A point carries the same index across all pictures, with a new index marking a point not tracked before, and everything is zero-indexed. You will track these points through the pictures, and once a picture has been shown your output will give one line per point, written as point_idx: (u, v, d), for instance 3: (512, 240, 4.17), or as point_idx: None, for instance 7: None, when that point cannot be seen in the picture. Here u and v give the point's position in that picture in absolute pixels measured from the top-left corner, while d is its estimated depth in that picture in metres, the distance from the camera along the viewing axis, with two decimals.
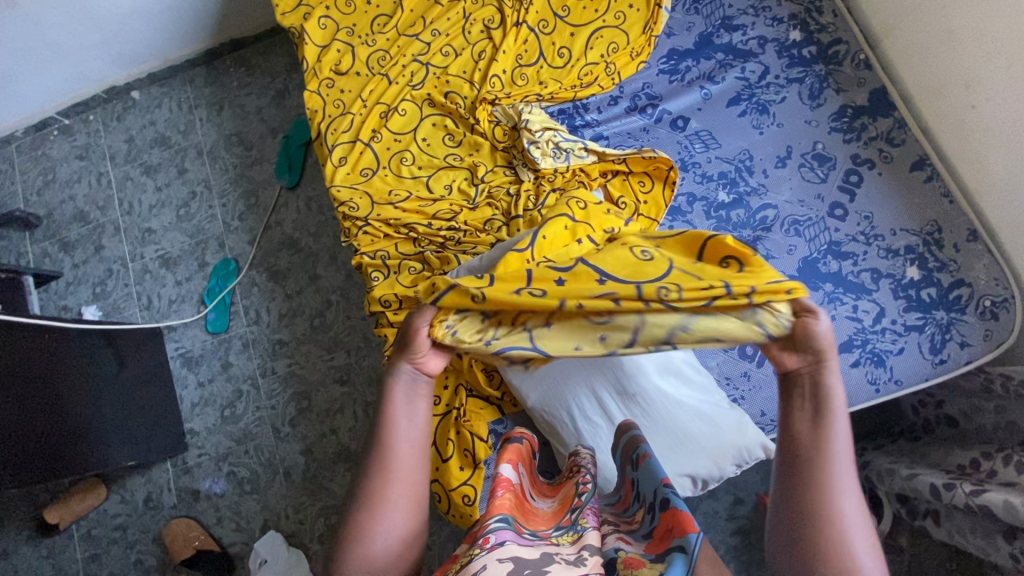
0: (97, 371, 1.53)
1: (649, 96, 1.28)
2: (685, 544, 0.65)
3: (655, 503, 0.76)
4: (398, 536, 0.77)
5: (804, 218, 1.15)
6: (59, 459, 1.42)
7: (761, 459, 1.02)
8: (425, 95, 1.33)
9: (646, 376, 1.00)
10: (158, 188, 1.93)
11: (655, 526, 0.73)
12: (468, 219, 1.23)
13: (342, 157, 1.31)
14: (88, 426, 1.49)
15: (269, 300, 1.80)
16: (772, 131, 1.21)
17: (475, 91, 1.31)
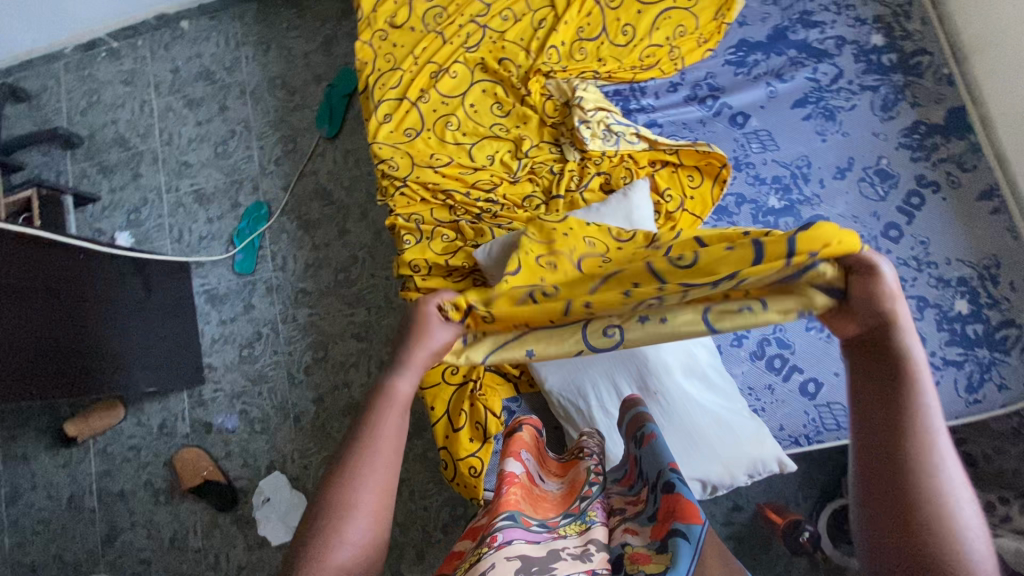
0: (123, 295, 1.56)
1: (711, 87, 1.22)
2: (687, 532, 0.66)
3: (657, 484, 0.76)
4: (369, 543, 0.65)
5: (855, 235, 1.11)
6: (88, 377, 1.47)
7: (774, 473, 1.00)
8: (478, 59, 1.29)
9: (670, 374, 0.99)
10: (198, 122, 1.93)
11: (659, 507, 0.73)
12: (508, 193, 1.21)
13: (387, 114, 1.29)
14: (113, 350, 1.53)
15: (297, 248, 1.81)
16: (836, 139, 1.16)
17: (531, 59, 1.26)
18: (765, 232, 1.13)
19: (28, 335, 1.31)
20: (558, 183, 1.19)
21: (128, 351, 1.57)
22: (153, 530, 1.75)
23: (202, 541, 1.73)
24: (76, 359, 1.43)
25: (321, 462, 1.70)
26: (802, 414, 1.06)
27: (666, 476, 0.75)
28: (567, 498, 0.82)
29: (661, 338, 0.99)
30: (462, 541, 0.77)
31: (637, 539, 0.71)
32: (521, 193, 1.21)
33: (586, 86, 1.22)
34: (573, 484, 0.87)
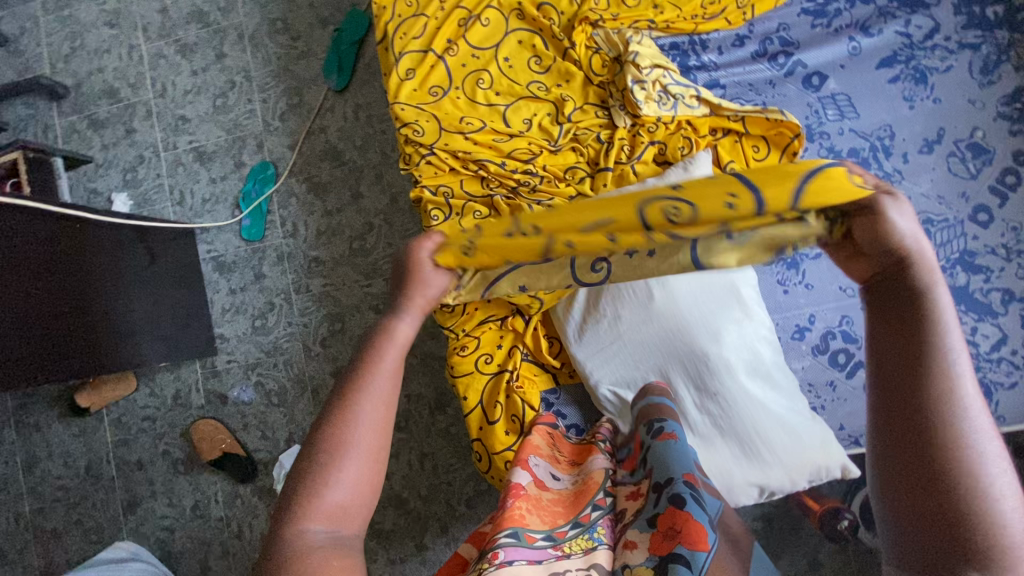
0: (132, 263, 1.49)
1: (783, 41, 1.06)
2: (691, 558, 0.61)
3: (664, 491, 0.69)
4: (348, 497, 0.62)
5: (938, 217, 1.00)
6: (93, 353, 1.41)
7: (835, 479, 0.95)
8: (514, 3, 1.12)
9: (733, 374, 0.92)
10: (194, 71, 1.75)
11: (660, 516, 0.67)
12: (548, 164, 1.08)
13: (410, 69, 1.14)
14: (122, 321, 1.47)
15: (308, 214, 1.69)
16: (925, 106, 1.02)
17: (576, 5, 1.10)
18: None
19: (30, 310, 1.22)
20: (605, 153, 1.06)
21: (134, 324, 1.50)
22: (175, 499, 1.75)
23: (225, 511, 1.72)
24: (82, 335, 1.37)
25: None
26: (864, 413, 0.99)
27: (671, 486, 0.68)
28: (574, 509, 0.78)
29: (724, 336, 0.93)
30: (465, 545, 0.78)
31: (635, 557, 0.65)
32: (563, 164, 1.08)
33: (641, 40, 1.06)
34: (579, 487, 0.83)
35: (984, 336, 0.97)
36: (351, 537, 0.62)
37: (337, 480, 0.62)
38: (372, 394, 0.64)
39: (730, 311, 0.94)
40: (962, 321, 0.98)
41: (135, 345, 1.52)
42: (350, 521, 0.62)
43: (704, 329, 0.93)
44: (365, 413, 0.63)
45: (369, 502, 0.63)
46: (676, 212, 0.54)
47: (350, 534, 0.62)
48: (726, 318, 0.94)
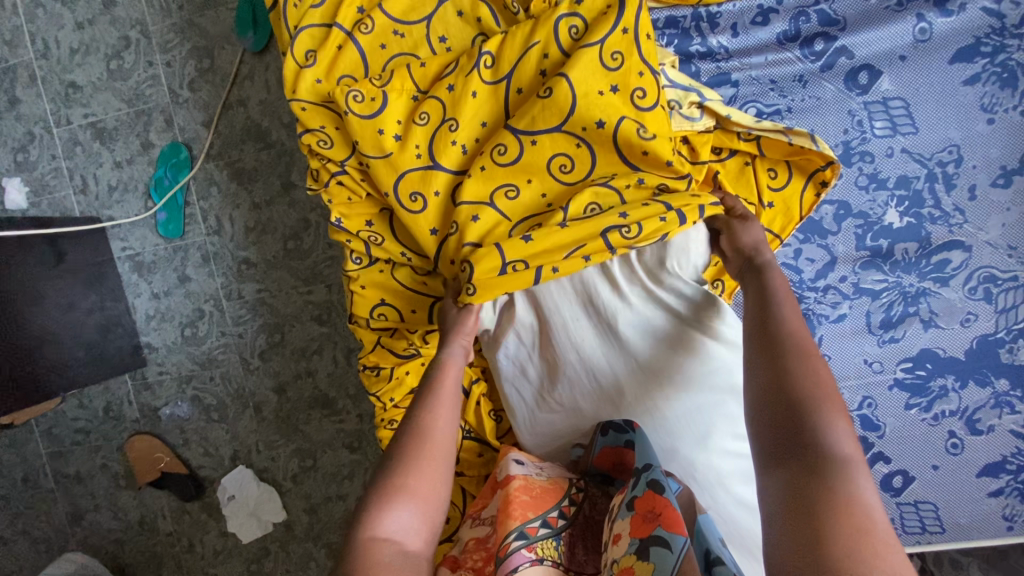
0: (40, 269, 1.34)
1: (823, 16, 0.76)
2: (670, 540, 0.56)
3: (640, 475, 0.65)
4: (408, 538, 0.61)
5: (1006, 275, 0.76)
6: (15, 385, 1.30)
7: None
8: (464, 49, 0.82)
9: (728, 487, 0.73)
10: (79, 24, 1.41)
11: (638, 498, 0.63)
12: (537, 259, 0.72)
13: (309, 52, 0.83)
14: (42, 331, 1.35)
15: (232, 207, 1.42)
16: (1008, 121, 0.74)
17: (539, 25, 0.76)
18: (869, 263, 0.78)
19: None
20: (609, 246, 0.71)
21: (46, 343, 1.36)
22: (120, 512, 1.62)
23: (173, 526, 1.60)
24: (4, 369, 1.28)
25: (290, 455, 1.52)
26: None
27: (648, 470, 0.64)
28: (541, 505, 0.70)
29: (716, 436, 0.73)
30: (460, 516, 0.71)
31: (620, 551, 0.60)
32: (553, 252, 0.71)
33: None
34: (547, 481, 0.74)
35: None
36: (414, 552, 0.61)
37: (388, 518, 0.61)
38: (443, 409, 0.71)
39: (726, 406, 0.73)
40: (1016, 409, 0.77)
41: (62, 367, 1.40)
42: (417, 539, 0.62)
43: (690, 433, 0.73)
44: (438, 433, 0.69)
45: (425, 536, 0.62)
46: (576, 31, 0.75)
47: (415, 548, 0.61)
48: (722, 415, 0.73)
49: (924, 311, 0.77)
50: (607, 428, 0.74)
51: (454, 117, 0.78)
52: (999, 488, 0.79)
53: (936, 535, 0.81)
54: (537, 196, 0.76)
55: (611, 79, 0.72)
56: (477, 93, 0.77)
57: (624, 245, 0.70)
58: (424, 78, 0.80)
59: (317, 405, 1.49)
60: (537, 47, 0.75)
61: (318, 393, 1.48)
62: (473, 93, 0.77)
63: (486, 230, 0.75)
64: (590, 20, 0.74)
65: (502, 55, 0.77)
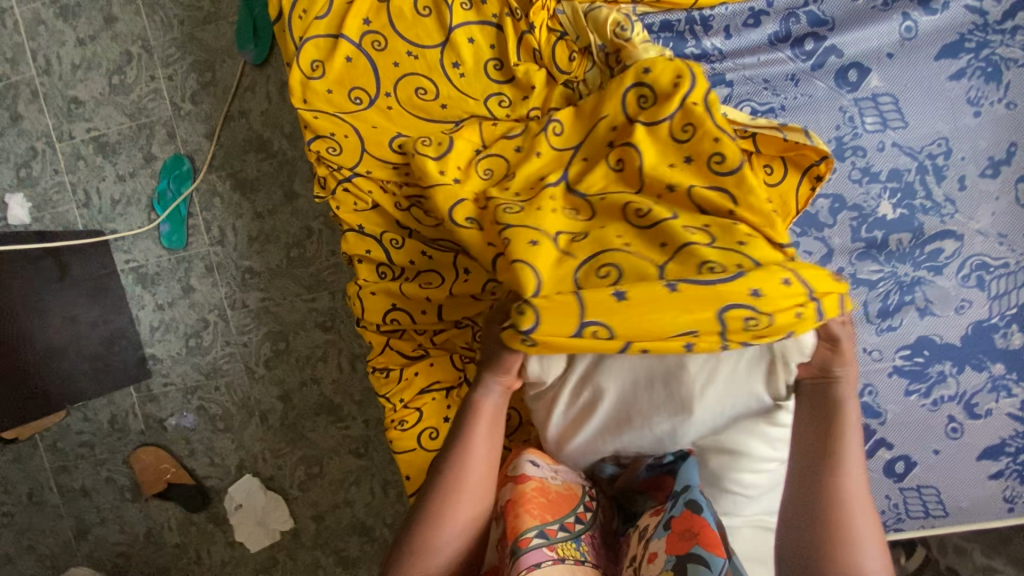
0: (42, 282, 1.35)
1: (812, 17, 0.79)
2: (708, 559, 0.59)
3: (679, 496, 0.66)
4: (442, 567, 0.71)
5: (997, 262, 0.78)
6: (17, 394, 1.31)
7: None
8: (504, 87, 0.84)
9: (756, 500, 0.73)
10: (80, 40, 1.42)
11: (675, 517, 0.65)
12: (628, 326, 0.57)
13: (316, 62, 0.85)
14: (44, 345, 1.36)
15: (235, 217, 1.44)
16: (994, 113, 0.77)
17: (608, 97, 0.77)
18: (865, 254, 0.80)
19: None
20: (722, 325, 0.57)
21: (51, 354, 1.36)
22: (126, 526, 1.62)
23: (180, 537, 1.60)
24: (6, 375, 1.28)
25: (297, 462, 1.53)
26: (883, 499, 0.83)
27: (687, 490, 0.65)
28: (559, 509, 0.71)
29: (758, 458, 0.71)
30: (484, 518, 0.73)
31: (657, 568, 0.63)
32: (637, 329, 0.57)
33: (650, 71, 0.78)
34: (563, 485, 0.74)
35: None
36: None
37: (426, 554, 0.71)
38: (473, 451, 0.72)
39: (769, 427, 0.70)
40: (1012, 392, 0.79)
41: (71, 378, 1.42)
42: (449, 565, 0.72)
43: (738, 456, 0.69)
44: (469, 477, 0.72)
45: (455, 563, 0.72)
46: (645, 101, 0.75)
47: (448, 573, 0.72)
48: (767, 439, 0.70)
49: (919, 300, 0.79)
50: (654, 463, 0.72)
51: (514, 171, 0.78)
52: (999, 471, 0.81)
53: (940, 519, 0.82)
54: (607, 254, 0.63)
55: (681, 151, 0.73)
56: (542, 153, 0.78)
57: (741, 335, 0.57)
58: (491, 135, 0.83)
59: (323, 411, 1.50)
60: (616, 116, 0.76)
61: (323, 399, 1.49)
62: (537, 151, 0.78)
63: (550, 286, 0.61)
64: (658, 90, 0.74)
65: (573, 126, 0.79)
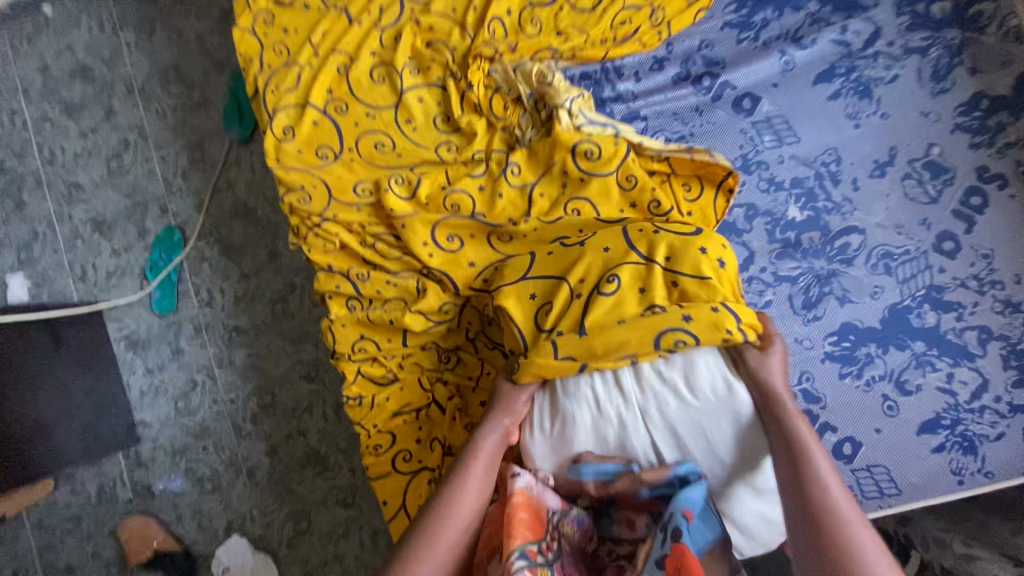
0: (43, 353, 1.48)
1: (706, 60, 0.94)
2: None
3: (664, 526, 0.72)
4: None
5: (899, 251, 0.87)
6: None
7: None
8: (456, 128, 0.96)
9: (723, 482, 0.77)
10: (83, 133, 1.58)
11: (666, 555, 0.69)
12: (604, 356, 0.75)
13: (288, 127, 0.97)
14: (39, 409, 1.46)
15: (222, 279, 1.53)
16: (873, 123, 0.89)
17: (556, 142, 0.89)
18: (783, 253, 0.89)
19: None
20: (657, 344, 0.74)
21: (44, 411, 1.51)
22: None
23: None
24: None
25: (285, 519, 1.52)
26: None
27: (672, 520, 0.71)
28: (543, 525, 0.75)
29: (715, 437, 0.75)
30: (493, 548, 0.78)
31: None
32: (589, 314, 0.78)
33: (568, 108, 0.90)
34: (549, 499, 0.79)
35: (963, 383, 0.84)
36: None
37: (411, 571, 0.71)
38: (470, 483, 0.78)
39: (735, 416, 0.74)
40: (937, 367, 0.85)
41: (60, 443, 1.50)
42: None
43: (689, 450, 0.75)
44: (465, 494, 0.77)
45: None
46: (591, 152, 0.87)
47: None
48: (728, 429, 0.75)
49: (836, 290, 0.87)
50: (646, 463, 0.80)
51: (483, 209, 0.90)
52: (939, 444, 0.84)
53: (894, 497, 0.85)
54: (600, 248, 0.82)
55: (625, 194, 0.88)
56: (504, 192, 0.90)
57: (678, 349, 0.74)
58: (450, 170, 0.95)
59: (310, 463, 1.51)
60: (570, 159, 0.88)
61: (310, 451, 1.51)
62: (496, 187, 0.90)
63: (541, 285, 0.83)
64: (603, 147, 0.87)
65: (526, 163, 0.91)
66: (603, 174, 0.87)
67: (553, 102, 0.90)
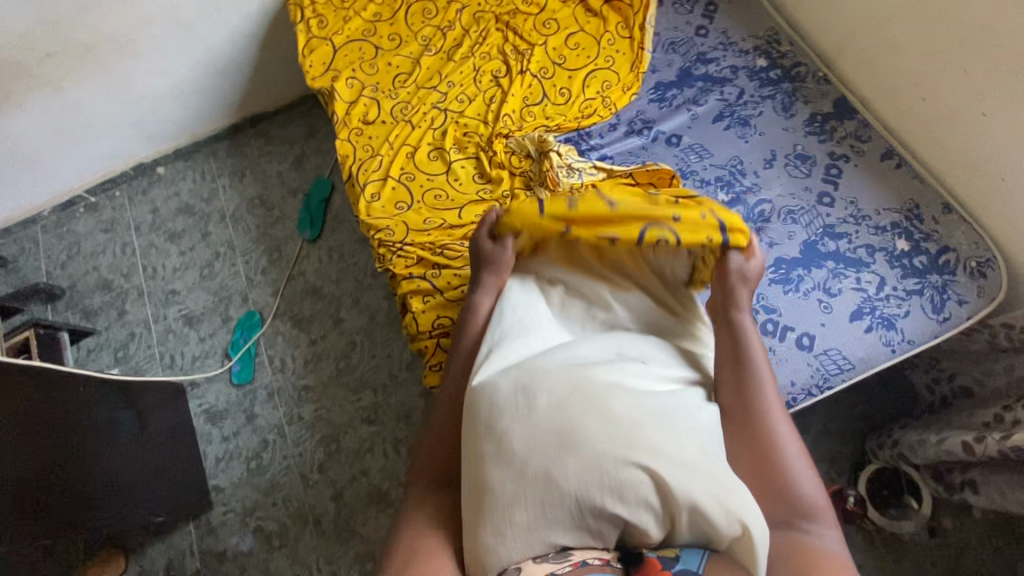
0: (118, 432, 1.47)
1: (644, 120, 1.46)
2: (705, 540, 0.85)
3: None
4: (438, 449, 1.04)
5: (797, 208, 1.29)
6: (72, 498, 1.32)
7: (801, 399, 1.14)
8: (488, 179, 1.43)
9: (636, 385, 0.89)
10: (182, 252, 2.01)
11: None
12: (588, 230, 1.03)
13: (375, 193, 1.42)
14: (109, 472, 1.42)
15: (294, 347, 1.84)
16: (756, 139, 1.39)
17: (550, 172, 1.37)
18: None
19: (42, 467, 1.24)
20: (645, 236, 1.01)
21: (121, 476, 1.44)
22: None
23: None
24: (33, 495, 1.21)
25: (351, 563, 1.60)
26: (807, 365, 1.15)
27: None
28: None
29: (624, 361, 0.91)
30: None
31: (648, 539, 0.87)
32: (598, 224, 1.03)
33: (557, 150, 1.38)
34: None
35: (868, 282, 1.20)
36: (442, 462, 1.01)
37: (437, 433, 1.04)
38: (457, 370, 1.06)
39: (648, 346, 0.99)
40: (848, 275, 1.21)
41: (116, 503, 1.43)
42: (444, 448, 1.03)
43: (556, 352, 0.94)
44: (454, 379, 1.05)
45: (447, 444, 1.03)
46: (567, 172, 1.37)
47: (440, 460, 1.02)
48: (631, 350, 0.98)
49: (766, 237, 1.27)
50: None
51: None
52: (867, 324, 1.17)
53: (851, 370, 1.15)
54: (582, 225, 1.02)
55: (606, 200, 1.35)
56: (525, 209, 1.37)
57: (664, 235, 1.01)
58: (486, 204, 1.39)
59: (373, 502, 1.65)
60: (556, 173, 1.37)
61: (373, 490, 1.66)
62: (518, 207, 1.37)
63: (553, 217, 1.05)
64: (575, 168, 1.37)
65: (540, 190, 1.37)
66: (584, 182, 1.35)
67: (548, 147, 1.38)
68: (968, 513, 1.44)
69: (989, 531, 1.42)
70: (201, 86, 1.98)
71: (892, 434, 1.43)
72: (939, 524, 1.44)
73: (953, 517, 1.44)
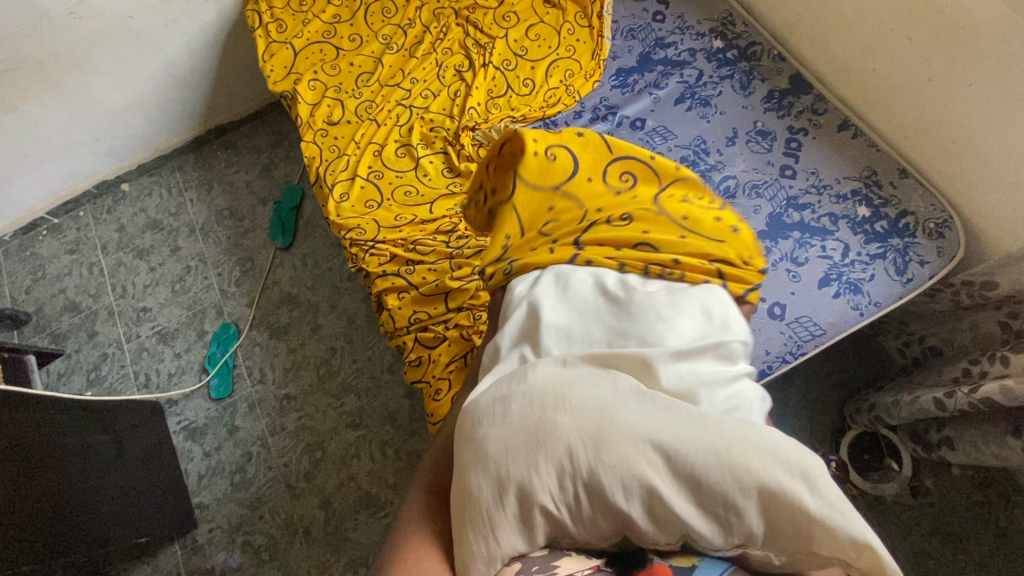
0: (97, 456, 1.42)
1: (607, 106, 1.47)
2: None
3: None
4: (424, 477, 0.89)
5: (761, 181, 1.32)
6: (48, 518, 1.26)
7: (775, 368, 1.16)
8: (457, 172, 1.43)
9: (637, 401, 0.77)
10: (151, 268, 1.97)
11: None
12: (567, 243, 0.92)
13: (344, 193, 1.41)
14: (87, 492, 1.37)
15: (273, 357, 1.81)
16: (717, 118, 1.42)
17: None
18: None
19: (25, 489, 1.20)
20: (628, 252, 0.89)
21: (97, 494, 1.39)
22: None
23: None
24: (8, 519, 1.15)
25: (343, 570, 1.57)
26: (780, 334, 1.17)
27: None
28: None
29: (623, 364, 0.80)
30: None
31: None
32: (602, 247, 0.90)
33: None
34: None
35: (833, 249, 1.23)
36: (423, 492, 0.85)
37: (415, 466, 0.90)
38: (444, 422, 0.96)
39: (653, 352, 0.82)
40: (814, 244, 1.24)
41: (90, 523, 1.37)
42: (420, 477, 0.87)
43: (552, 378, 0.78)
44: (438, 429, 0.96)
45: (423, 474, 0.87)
46: None
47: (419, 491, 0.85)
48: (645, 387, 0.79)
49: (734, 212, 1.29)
50: None
51: None
52: (835, 290, 1.19)
53: (822, 335, 1.17)
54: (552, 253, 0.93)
55: None
56: None
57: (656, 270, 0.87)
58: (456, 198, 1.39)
59: (363, 506, 1.63)
60: None
61: (361, 494, 1.64)
62: None
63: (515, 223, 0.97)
64: None
65: None
66: None
67: None
68: (946, 471, 1.48)
69: (968, 486, 1.45)
70: (162, 98, 1.95)
71: (869, 399, 1.47)
72: (920, 484, 1.47)
73: (933, 475, 1.48)
